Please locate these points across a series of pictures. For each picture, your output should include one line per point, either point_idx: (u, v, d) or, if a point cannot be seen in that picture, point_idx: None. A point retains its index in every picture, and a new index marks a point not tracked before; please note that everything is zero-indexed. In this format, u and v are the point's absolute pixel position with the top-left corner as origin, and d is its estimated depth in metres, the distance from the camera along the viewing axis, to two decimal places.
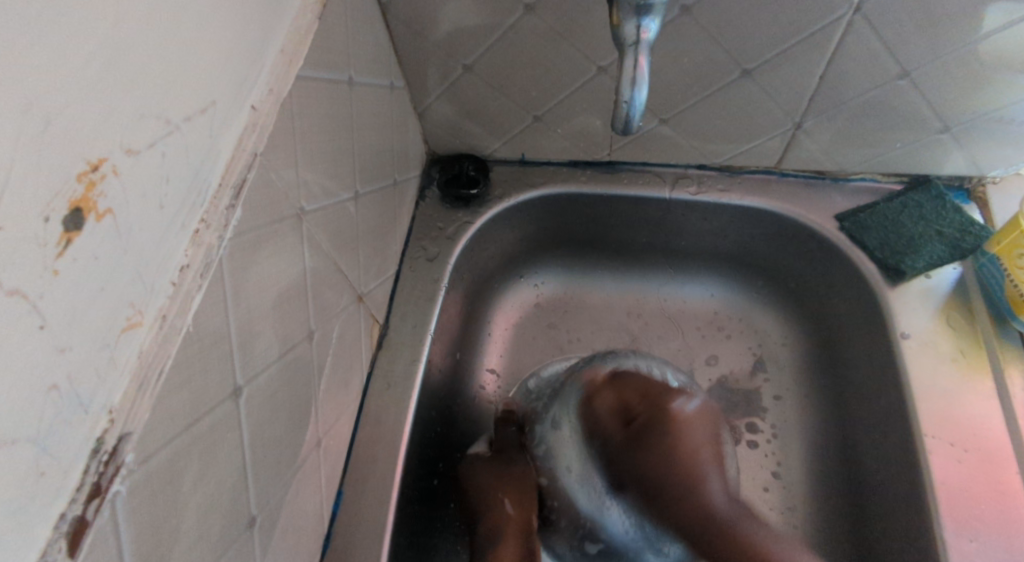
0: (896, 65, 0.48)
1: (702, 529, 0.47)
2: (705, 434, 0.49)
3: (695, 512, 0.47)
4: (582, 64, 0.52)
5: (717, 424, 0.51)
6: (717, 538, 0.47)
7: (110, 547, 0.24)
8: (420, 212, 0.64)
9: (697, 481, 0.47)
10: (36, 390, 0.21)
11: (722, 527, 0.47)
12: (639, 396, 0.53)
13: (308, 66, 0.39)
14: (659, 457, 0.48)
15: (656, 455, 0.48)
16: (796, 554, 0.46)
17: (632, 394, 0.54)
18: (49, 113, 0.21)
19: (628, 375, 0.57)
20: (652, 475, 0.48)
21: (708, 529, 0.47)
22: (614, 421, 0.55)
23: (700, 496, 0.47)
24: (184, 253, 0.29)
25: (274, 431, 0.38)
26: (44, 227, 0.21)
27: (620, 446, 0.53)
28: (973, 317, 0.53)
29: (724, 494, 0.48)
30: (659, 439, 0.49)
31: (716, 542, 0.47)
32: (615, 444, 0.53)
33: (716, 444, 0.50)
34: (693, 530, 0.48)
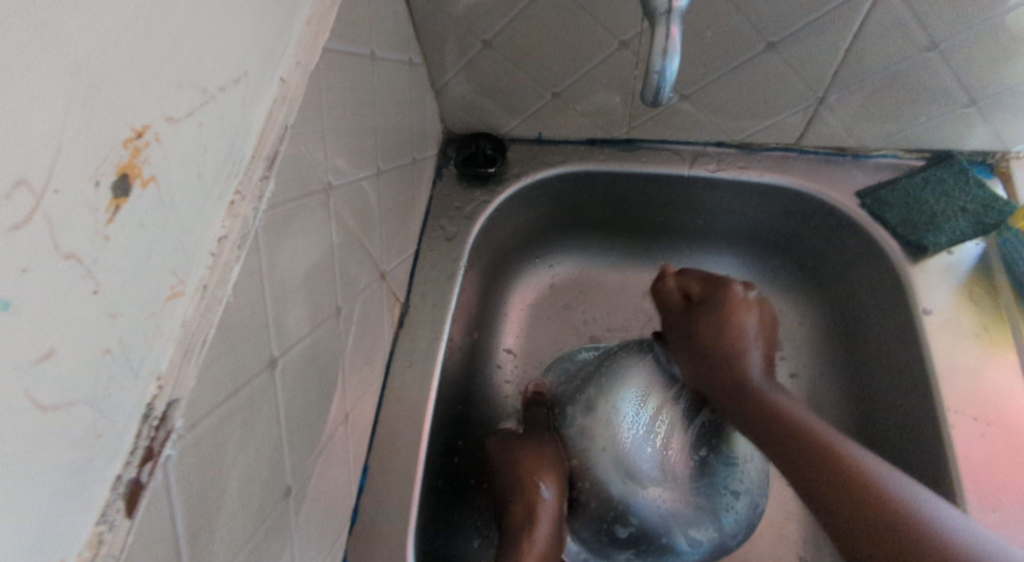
0: (924, 36, 0.47)
1: (790, 443, 0.44)
2: (741, 346, 0.53)
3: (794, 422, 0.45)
4: (603, 38, 0.52)
5: (773, 321, 0.55)
6: (806, 460, 0.43)
7: (162, 510, 0.25)
8: (438, 191, 0.64)
9: (739, 353, 0.52)
10: (91, 354, 0.21)
11: (798, 432, 0.45)
12: (683, 296, 0.57)
13: (332, 38, 0.39)
14: (710, 340, 0.53)
15: (707, 327, 0.54)
16: (880, 469, 0.40)
17: (675, 290, 0.58)
18: (98, 76, 0.21)
19: (659, 288, 0.59)
20: (719, 385, 0.52)
21: (791, 437, 0.45)
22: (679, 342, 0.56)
23: (768, 395, 0.49)
24: (222, 225, 0.29)
25: (307, 404, 0.38)
26: (96, 192, 0.21)
27: (680, 336, 0.57)
28: (995, 293, 0.53)
29: (761, 371, 0.52)
30: (704, 328, 0.54)
31: (790, 440, 0.45)
32: (671, 318, 0.58)
33: (767, 339, 0.54)
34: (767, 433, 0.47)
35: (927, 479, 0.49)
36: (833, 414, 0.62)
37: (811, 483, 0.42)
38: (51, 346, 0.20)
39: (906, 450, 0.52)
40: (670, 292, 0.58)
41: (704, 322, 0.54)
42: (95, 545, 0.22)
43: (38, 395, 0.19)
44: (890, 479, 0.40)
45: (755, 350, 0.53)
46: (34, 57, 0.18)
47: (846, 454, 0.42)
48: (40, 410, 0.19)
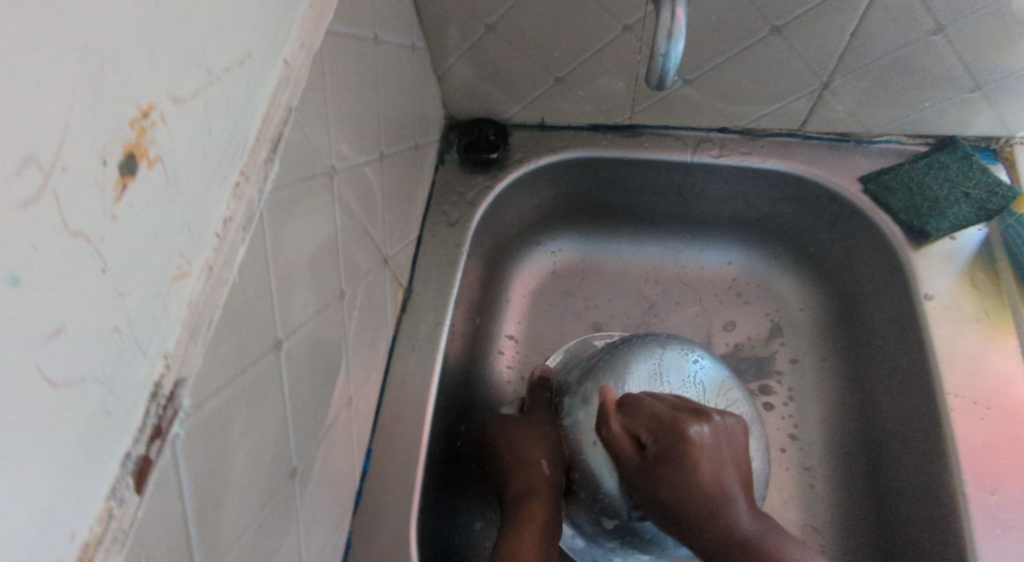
0: (931, 19, 0.47)
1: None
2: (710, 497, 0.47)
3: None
4: (607, 22, 0.51)
5: (730, 435, 0.49)
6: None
7: (171, 487, 0.25)
8: (440, 177, 0.64)
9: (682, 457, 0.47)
10: (100, 332, 0.22)
11: (764, 558, 0.45)
12: (635, 447, 0.50)
13: (336, 21, 0.38)
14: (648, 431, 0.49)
15: (673, 495, 0.47)
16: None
17: (625, 440, 0.50)
18: (105, 55, 0.21)
19: (606, 436, 0.51)
20: (704, 544, 0.47)
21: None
22: (644, 507, 0.50)
23: (734, 524, 0.46)
24: (227, 206, 0.29)
25: (312, 386, 0.39)
26: (104, 171, 0.21)
27: (643, 499, 0.49)
28: (997, 279, 0.53)
29: (734, 465, 0.48)
30: (665, 486, 0.47)
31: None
32: (630, 471, 0.50)
33: (742, 463, 0.49)
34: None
35: (925, 464, 0.49)
36: (833, 400, 0.62)
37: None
38: (62, 323, 0.20)
39: (906, 434, 0.53)
40: (612, 436, 0.51)
41: (667, 484, 0.47)
42: (106, 519, 0.22)
43: (49, 370, 0.19)
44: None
45: (696, 483, 0.47)
46: (43, 33, 0.18)
47: None
48: (51, 385, 0.19)
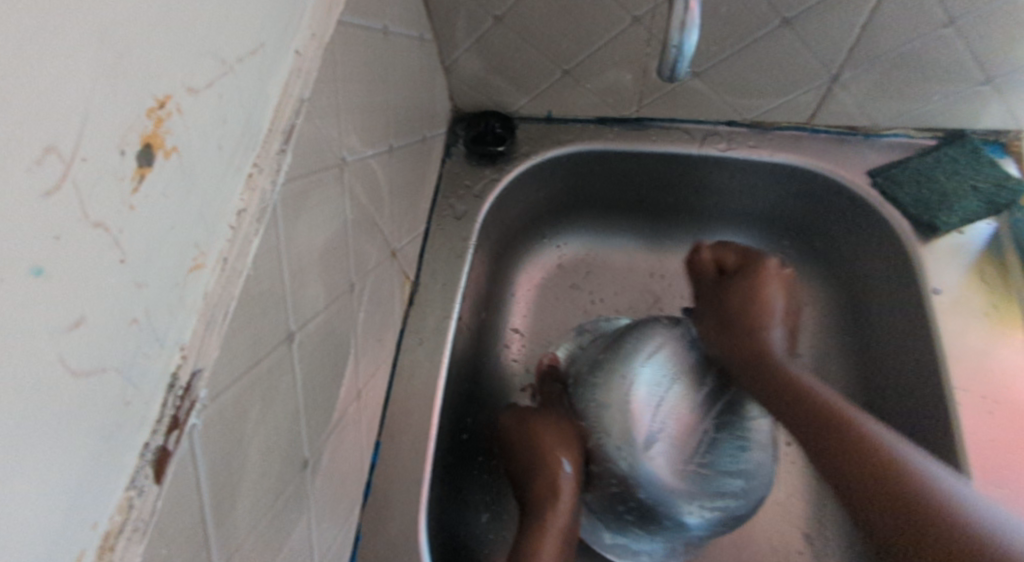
0: (942, 11, 0.46)
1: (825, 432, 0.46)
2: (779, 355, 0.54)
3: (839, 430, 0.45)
4: (617, 14, 0.51)
5: (784, 280, 0.58)
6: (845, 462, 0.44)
7: (188, 479, 0.25)
8: (447, 170, 0.64)
9: (763, 327, 0.56)
10: (118, 323, 0.22)
11: (859, 440, 0.44)
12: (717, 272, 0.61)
13: (346, 11, 0.38)
14: (737, 305, 0.57)
15: (741, 325, 0.56)
16: (885, 437, 0.44)
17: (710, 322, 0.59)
18: (123, 45, 0.21)
19: (696, 262, 0.63)
20: (770, 381, 0.52)
21: (855, 452, 0.43)
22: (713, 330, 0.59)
23: (818, 394, 0.48)
24: (241, 198, 0.29)
25: (322, 379, 0.38)
26: (122, 160, 0.21)
27: (720, 345, 0.58)
28: (1007, 272, 0.53)
29: (784, 346, 0.56)
30: (735, 311, 0.57)
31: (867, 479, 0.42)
32: (705, 290, 0.61)
33: (789, 383, 0.51)
34: (824, 418, 0.47)
35: (933, 458, 0.49)
36: (839, 393, 0.62)
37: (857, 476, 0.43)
38: (82, 314, 0.20)
39: (913, 428, 0.53)
40: (700, 264, 0.63)
41: (734, 301, 0.58)
42: (126, 509, 0.22)
43: (69, 361, 0.19)
44: (927, 468, 0.41)
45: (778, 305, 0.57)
46: (62, 23, 0.18)
47: (881, 445, 0.43)
48: (71, 376, 0.19)
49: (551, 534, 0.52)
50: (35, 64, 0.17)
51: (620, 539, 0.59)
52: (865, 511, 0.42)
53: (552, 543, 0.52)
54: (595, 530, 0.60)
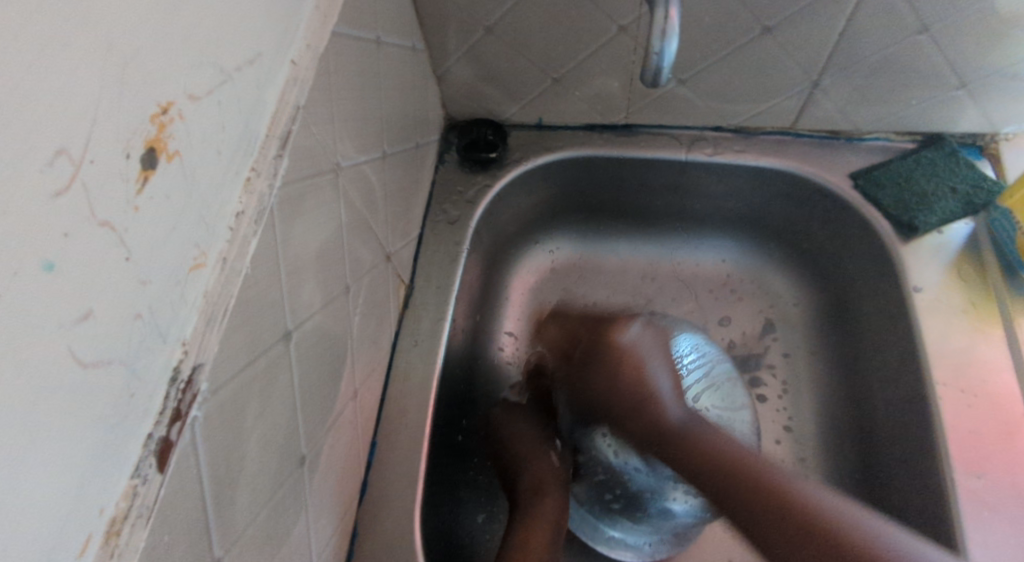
0: (916, 18, 0.48)
1: (707, 466, 0.51)
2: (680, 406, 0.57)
3: (693, 451, 0.52)
4: (603, 23, 0.53)
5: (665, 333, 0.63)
6: (727, 485, 0.49)
7: (190, 469, 0.26)
8: (440, 176, 0.65)
9: (654, 406, 0.56)
10: (124, 317, 0.23)
11: (729, 467, 0.50)
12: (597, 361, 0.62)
13: (340, 23, 0.40)
14: (608, 379, 0.59)
15: (604, 372, 0.60)
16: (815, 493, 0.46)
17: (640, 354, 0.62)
18: (128, 54, 0.22)
19: (545, 335, 0.68)
20: (635, 418, 0.57)
21: (746, 501, 0.47)
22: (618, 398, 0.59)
23: (673, 426, 0.55)
24: (239, 201, 0.30)
25: (318, 377, 0.39)
26: (127, 163, 0.22)
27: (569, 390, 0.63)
28: (984, 271, 0.54)
29: (676, 400, 0.57)
30: (597, 377, 0.60)
31: (761, 510, 0.46)
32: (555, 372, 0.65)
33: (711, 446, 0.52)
34: (708, 454, 0.51)
35: (917, 452, 0.50)
36: (826, 391, 0.64)
37: (739, 497, 0.48)
38: (89, 308, 0.21)
39: (897, 423, 0.54)
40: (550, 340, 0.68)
41: (601, 361, 0.61)
42: (131, 495, 0.23)
43: (78, 351, 0.20)
44: (824, 499, 0.46)
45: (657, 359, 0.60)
46: (71, 34, 0.19)
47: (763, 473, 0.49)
48: (80, 366, 0.21)
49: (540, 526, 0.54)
50: (44, 70, 0.18)
51: (617, 533, 0.60)
52: (780, 551, 0.44)
53: (541, 535, 0.53)
54: (591, 524, 0.61)
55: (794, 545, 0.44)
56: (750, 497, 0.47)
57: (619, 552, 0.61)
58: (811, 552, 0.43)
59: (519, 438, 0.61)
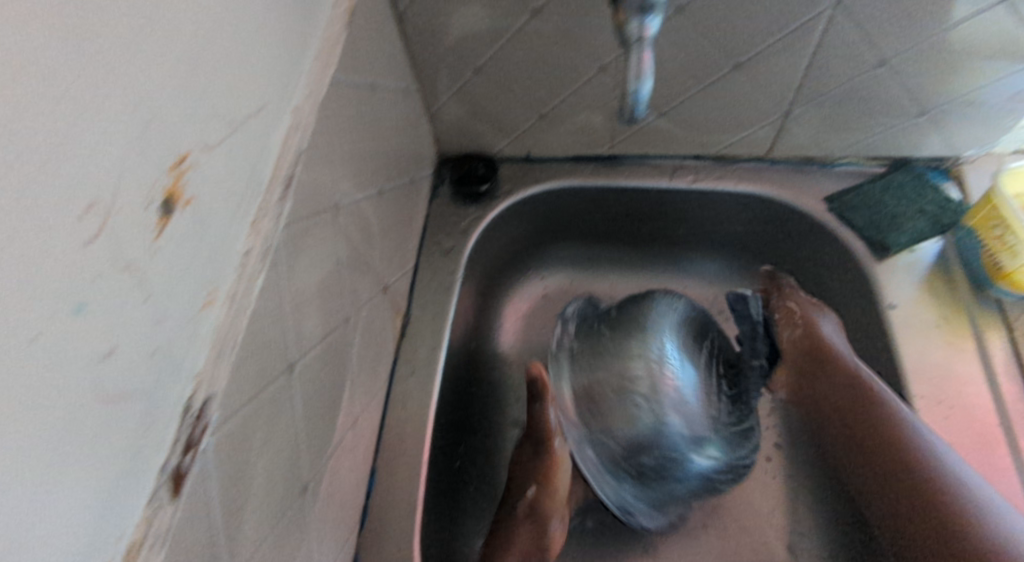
0: (875, 55, 0.51)
1: (880, 438, 0.52)
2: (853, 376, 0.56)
3: (887, 423, 0.51)
4: (585, 63, 0.56)
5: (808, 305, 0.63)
6: (894, 463, 0.51)
7: (202, 496, 0.28)
8: (434, 209, 0.68)
9: (835, 364, 0.58)
10: (142, 353, 0.24)
11: (900, 439, 0.50)
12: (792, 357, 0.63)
13: (338, 71, 0.42)
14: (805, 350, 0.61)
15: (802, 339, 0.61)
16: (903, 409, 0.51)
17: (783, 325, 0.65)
18: (150, 114, 0.24)
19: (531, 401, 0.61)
20: (831, 385, 0.58)
21: (902, 464, 0.50)
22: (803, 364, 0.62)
23: (862, 385, 0.55)
24: (245, 241, 0.32)
25: (320, 406, 0.41)
26: (148, 212, 0.24)
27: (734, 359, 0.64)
28: (955, 288, 0.57)
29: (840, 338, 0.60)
30: (798, 340, 0.62)
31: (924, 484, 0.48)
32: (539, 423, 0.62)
33: (859, 399, 0.55)
34: (872, 440, 0.53)
35: None
36: None
37: (893, 466, 0.51)
38: (113, 346, 0.23)
39: None
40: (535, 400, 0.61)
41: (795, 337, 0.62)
42: (147, 523, 0.25)
43: (103, 386, 0.22)
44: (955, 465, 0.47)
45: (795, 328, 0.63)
46: (102, 101, 0.21)
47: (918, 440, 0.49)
48: (105, 400, 0.22)
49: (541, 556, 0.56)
50: (78, 134, 0.21)
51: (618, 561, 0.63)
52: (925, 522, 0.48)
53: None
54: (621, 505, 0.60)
55: (929, 525, 0.48)
56: (898, 467, 0.50)
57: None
58: (953, 534, 0.46)
59: (539, 459, 0.60)
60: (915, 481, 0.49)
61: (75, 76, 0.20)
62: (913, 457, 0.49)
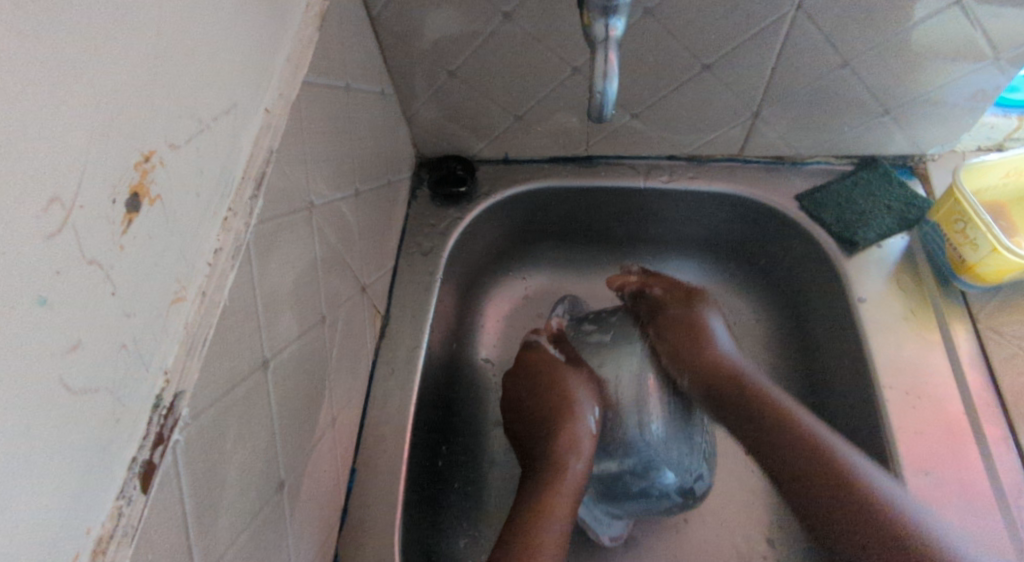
0: (838, 56, 0.53)
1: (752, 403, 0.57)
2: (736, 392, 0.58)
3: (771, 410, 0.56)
4: (558, 66, 0.57)
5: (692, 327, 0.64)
6: (809, 458, 0.51)
7: (173, 490, 0.28)
8: (413, 211, 0.68)
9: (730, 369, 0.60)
10: (109, 347, 0.24)
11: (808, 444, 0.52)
12: (667, 354, 0.63)
13: (311, 73, 0.43)
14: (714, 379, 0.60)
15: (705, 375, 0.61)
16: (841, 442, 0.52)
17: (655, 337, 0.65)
18: (114, 110, 0.24)
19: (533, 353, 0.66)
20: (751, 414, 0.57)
21: (813, 459, 0.51)
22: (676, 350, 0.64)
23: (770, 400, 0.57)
24: (217, 238, 0.33)
25: (295, 404, 0.41)
26: (113, 207, 0.25)
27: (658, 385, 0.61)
28: (921, 281, 0.58)
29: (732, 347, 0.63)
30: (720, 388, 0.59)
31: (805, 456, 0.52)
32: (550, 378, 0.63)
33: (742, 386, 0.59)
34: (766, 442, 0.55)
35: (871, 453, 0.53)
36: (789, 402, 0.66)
37: (800, 458, 0.52)
38: (77, 339, 0.23)
39: (854, 428, 0.56)
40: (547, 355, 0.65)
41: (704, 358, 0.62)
42: (115, 517, 0.25)
43: (67, 379, 0.22)
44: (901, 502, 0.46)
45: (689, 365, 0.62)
46: (63, 96, 0.22)
47: (853, 467, 0.49)
48: (69, 393, 0.22)
49: (552, 531, 0.53)
50: (39, 129, 0.21)
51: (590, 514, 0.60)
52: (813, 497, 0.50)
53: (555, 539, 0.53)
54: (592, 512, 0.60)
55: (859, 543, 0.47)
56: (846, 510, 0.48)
57: (594, 527, 0.60)
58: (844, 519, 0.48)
59: (536, 400, 0.63)
60: (829, 467, 0.50)
61: (35, 73, 0.20)
62: (813, 447, 0.52)
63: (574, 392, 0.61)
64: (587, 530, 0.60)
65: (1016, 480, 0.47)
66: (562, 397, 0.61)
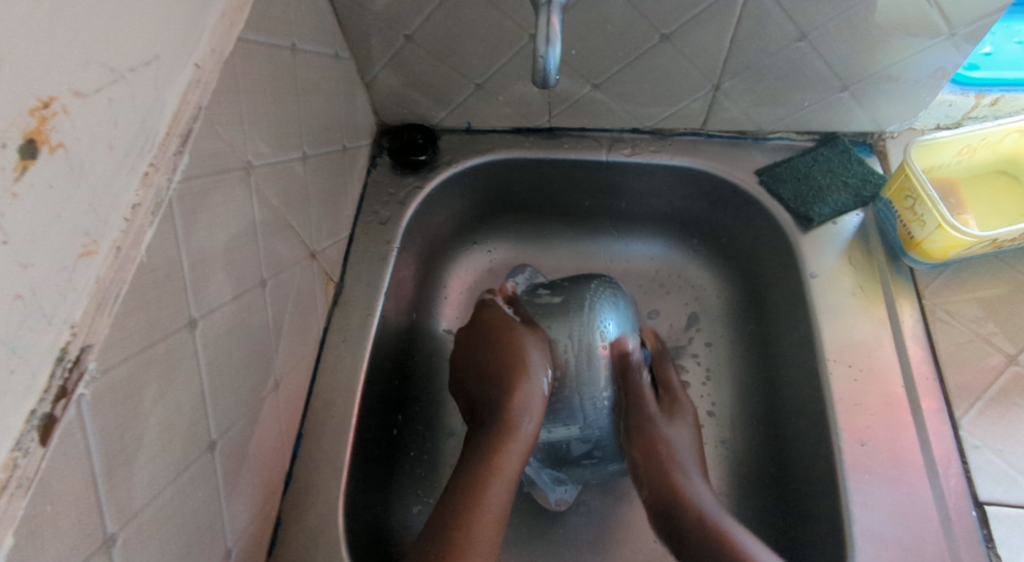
0: (795, 29, 0.52)
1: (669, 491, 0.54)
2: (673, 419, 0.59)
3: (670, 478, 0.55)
4: (514, 33, 0.56)
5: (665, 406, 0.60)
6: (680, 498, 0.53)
7: (78, 442, 0.27)
8: (373, 179, 0.67)
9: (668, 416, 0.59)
10: (2, 298, 0.23)
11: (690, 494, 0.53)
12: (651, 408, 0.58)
13: (248, 29, 0.41)
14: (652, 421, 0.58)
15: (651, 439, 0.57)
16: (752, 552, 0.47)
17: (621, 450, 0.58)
18: (3, 49, 0.23)
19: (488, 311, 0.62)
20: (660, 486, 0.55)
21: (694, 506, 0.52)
22: (645, 475, 0.56)
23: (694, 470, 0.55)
24: (135, 194, 0.32)
25: (229, 365, 0.41)
26: (4, 152, 0.23)
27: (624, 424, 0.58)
28: (872, 257, 0.58)
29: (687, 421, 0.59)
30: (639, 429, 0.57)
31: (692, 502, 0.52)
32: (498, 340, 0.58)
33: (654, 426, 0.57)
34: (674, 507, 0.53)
35: (813, 425, 0.54)
36: (744, 377, 0.67)
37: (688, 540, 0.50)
38: None
39: (800, 401, 0.57)
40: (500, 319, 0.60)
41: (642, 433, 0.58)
42: (11, 467, 0.24)
43: None
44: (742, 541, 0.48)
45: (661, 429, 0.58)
46: None
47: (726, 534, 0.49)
48: None
49: (489, 509, 0.49)
50: None
51: (538, 478, 0.61)
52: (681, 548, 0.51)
53: (490, 525, 0.48)
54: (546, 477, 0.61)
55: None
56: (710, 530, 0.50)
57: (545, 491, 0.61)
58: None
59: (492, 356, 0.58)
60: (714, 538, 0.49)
61: None
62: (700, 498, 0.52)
63: (529, 350, 0.56)
64: (536, 489, 0.62)
65: (945, 450, 0.48)
66: (514, 353, 0.56)
